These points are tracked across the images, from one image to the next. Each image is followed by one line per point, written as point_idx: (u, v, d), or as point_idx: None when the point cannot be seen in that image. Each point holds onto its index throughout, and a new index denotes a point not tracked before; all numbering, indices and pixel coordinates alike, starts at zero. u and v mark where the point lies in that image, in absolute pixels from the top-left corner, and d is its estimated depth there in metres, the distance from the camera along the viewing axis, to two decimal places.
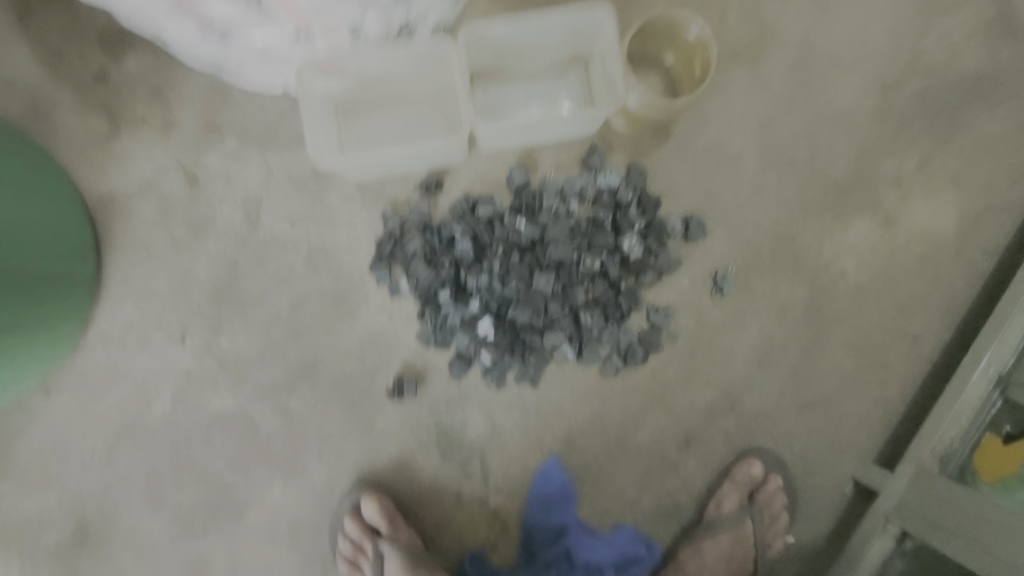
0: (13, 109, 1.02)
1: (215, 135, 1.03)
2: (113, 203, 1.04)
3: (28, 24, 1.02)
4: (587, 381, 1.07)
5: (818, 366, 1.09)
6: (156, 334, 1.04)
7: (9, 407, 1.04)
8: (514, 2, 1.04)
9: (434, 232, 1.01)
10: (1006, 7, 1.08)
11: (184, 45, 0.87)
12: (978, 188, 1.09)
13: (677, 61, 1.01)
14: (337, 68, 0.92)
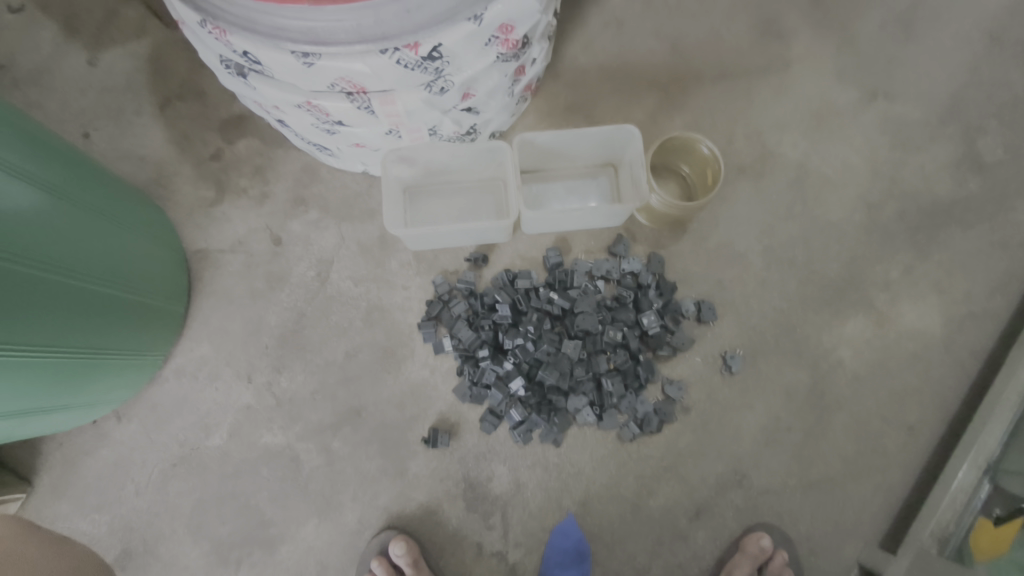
0: (141, 175, 1.24)
1: (301, 207, 1.23)
2: (207, 256, 1.22)
3: (167, 111, 1.27)
4: (606, 446, 1.16)
5: (822, 448, 1.16)
6: (224, 371, 1.18)
7: (83, 428, 1.15)
8: (556, 121, 1.28)
9: (478, 298, 1.16)
10: (973, 147, 1.28)
11: (295, 134, 1.09)
12: (962, 296, 1.23)
13: (692, 172, 1.21)
14: (413, 159, 1.13)
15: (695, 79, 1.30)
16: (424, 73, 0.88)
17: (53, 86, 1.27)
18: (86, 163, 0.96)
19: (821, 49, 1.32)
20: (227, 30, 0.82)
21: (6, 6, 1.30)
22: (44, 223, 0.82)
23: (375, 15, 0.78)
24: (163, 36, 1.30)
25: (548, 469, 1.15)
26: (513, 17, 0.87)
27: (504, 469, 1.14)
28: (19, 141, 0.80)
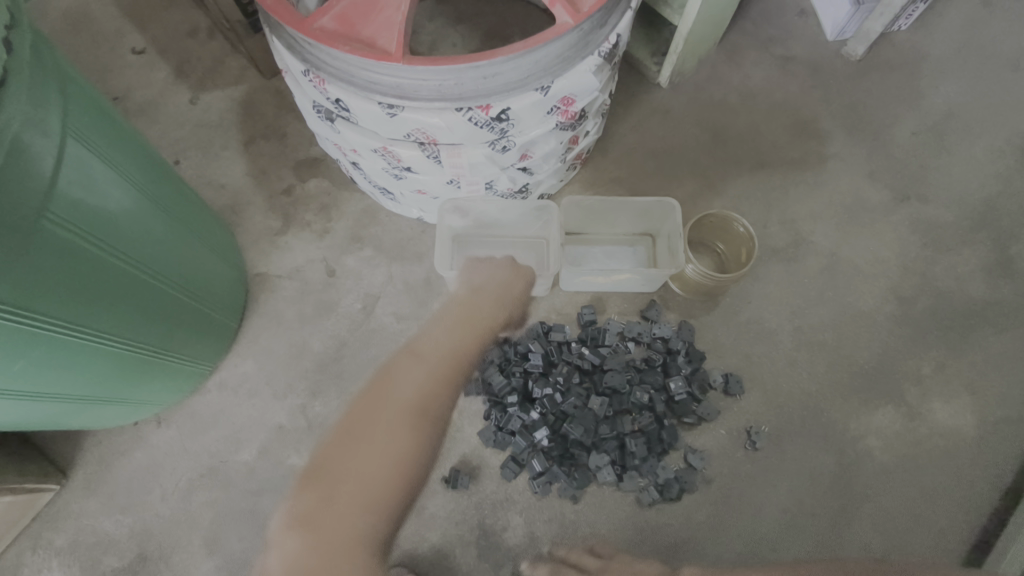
0: (219, 201, 1.36)
1: (357, 244, 1.32)
2: (265, 280, 1.30)
3: (251, 148, 1.41)
4: (624, 508, 1.15)
5: (846, 538, 1.14)
6: (263, 389, 1.23)
7: (124, 428, 1.21)
8: (602, 191, 1.37)
9: (512, 346, 1.20)
10: (1005, 254, 1.32)
11: (365, 177, 1.19)
12: (994, 398, 1.22)
13: (727, 249, 1.27)
14: (466, 210, 1.22)
15: (735, 165, 1.39)
16: (491, 131, 0.98)
17: (157, 118, 1.43)
18: (178, 180, 1.07)
19: (856, 149, 1.41)
20: (326, 80, 0.94)
21: (129, 49, 1.49)
22: (141, 225, 0.91)
23: (457, 78, 0.90)
24: (258, 85, 1.46)
25: (564, 524, 1.14)
26: (574, 91, 0.99)
27: (520, 520, 1.14)
28: (132, 152, 0.91)
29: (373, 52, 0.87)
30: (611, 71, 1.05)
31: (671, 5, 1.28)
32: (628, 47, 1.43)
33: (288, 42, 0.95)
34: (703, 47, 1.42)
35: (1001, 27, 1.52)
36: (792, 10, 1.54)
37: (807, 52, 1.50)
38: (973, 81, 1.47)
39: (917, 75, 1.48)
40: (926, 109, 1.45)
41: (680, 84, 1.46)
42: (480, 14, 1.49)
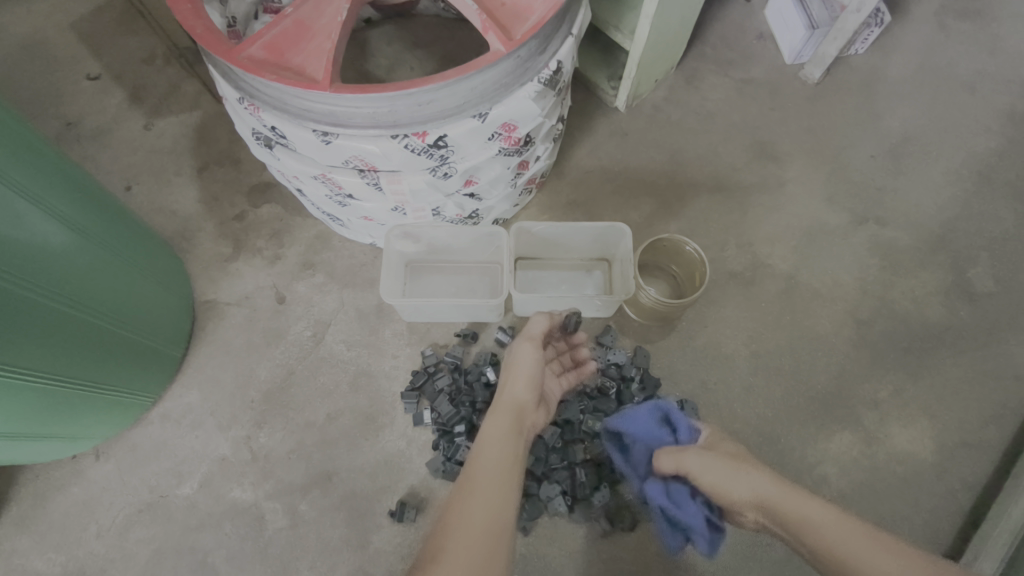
0: (170, 227, 1.34)
1: (308, 270, 1.30)
2: (214, 307, 1.28)
3: (204, 173, 1.39)
4: (575, 539, 1.12)
5: (803, 569, 1.11)
6: (208, 421, 1.20)
7: (62, 462, 1.17)
8: (557, 215, 1.36)
9: (462, 374, 1.20)
10: (963, 276, 1.31)
11: (312, 204, 1.18)
12: (954, 423, 1.20)
13: (681, 273, 1.26)
14: (417, 236, 1.20)
15: (692, 188, 1.39)
16: (430, 158, 0.97)
17: (110, 144, 1.42)
18: (123, 215, 1.05)
19: (813, 171, 1.41)
20: (260, 107, 0.93)
21: (86, 75, 1.48)
22: (69, 259, 0.90)
23: (390, 106, 0.89)
24: (214, 110, 1.45)
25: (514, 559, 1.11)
26: (515, 117, 0.97)
27: None
28: (64, 186, 0.89)
29: (302, 80, 0.87)
30: (555, 97, 1.04)
31: (622, 30, 1.26)
32: (585, 71, 1.43)
33: (223, 70, 0.94)
34: (660, 71, 1.43)
35: (956, 51, 1.53)
36: (750, 34, 1.55)
37: (765, 75, 1.51)
38: (929, 103, 1.48)
39: (874, 97, 1.48)
40: (883, 131, 1.45)
41: (637, 107, 1.46)
42: (439, 39, 1.50)
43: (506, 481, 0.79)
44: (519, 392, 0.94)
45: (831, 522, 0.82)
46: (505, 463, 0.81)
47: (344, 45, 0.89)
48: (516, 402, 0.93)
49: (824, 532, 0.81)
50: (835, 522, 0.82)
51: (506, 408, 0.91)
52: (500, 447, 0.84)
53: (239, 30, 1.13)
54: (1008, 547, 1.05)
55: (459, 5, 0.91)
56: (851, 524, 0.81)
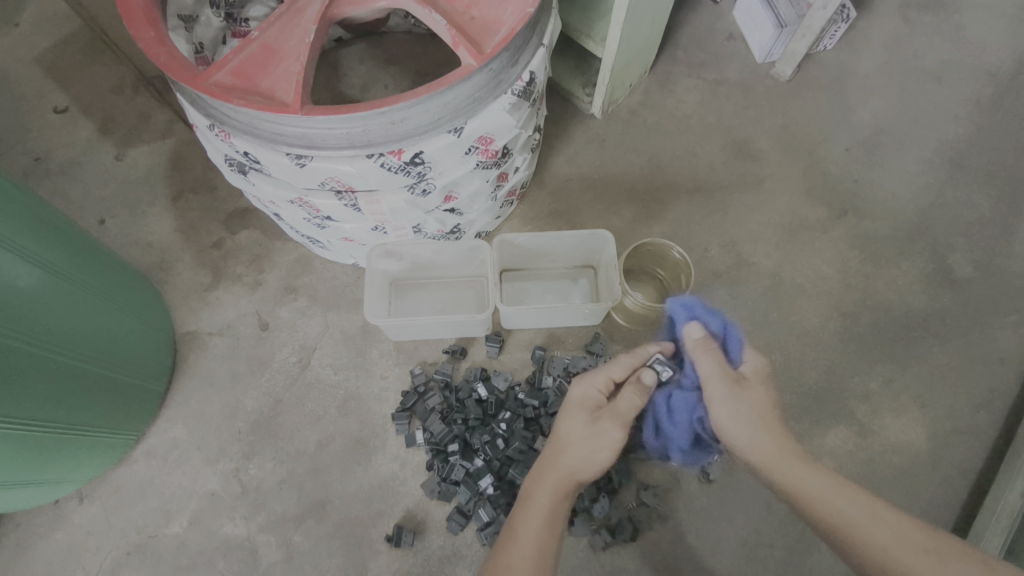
0: (146, 259, 1.32)
1: (291, 295, 1.28)
2: (195, 337, 1.25)
3: (179, 202, 1.37)
4: (578, 553, 1.10)
5: (807, 567, 1.11)
6: (195, 455, 1.17)
7: (44, 507, 1.13)
8: (540, 225, 1.36)
9: (453, 392, 1.18)
10: (943, 263, 1.32)
11: (291, 228, 1.16)
12: (945, 410, 1.21)
13: (667, 275, 1.26)
14: (399, 255, 1.19)
15: (672, 190, 1.39)
16: (408, 176, 0.96)
17: (81, 177, 1.39)
18: (99, 252, 1.03)
19: (791, 168, 1.42)
20: (231, 133, 0.91)
21: (53, 108, 1.45)
22: (38, 300, 0.87)
23: (363, 126, 0.88)
24: (186, 137, 1.43)
25: None
26: (491, 131, 0.96)
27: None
28: (37, 228, 0.87)
29: (272, 103, 0.86)
30: (531, 108, 1.03)
31: (593, 38, 1.27)
32: (560, 79, 1.43)
33: (190, 97, 0.93)
34: (634, 76, 1.43)
35: (922, 42, 1.56)
36: (720, 35, 1.56)
37: (737, 75, 1.52)
38: (899, 95, 1.50)
39: (845, 92, 1.50)
40: (855, 125, 1.47)
41: (613, 113, 1.46)
42: (411, 54, 1.49)
43: (544, 571, 0.78)
44: (588, 473, 0.85)
45: (831, 498, 0.81)
46: (545, 549, 0.79)
47: (313, 66, 0.89)
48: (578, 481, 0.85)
49: (827, 508, 0.81)
50: (834, 499, 0.81)
51: (566, 486, 0.84)
52: (548, 529, 0.81)
53: (207, 56, 1.11)
54: (1007, 531, 1.05)
55: (427, 21, 0.91)
56: (846, 492, 0.82)
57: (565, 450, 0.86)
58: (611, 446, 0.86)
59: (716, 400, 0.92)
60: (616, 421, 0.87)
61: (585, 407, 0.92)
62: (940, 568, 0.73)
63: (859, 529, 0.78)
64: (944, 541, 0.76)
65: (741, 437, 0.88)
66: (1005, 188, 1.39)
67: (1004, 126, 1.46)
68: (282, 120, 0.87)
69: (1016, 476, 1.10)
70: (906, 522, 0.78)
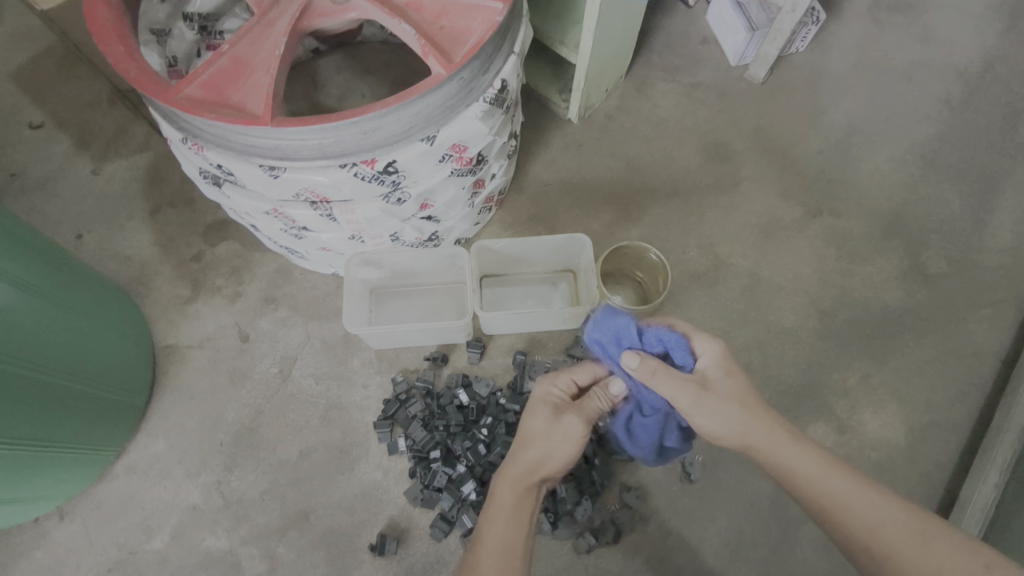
0: (125, 273, 1.31)
1: (271, 305, 1.28)
2: (175, 351, 1.25)
3: (157, 216, 1.37)
4: (562, 556, 1.10)
5: (790, 564, 1.12)
6: (176, 469, 1.16)
7: (23, 526, 1.12)
8: (519, 230, 1.36)
9: (435, 399, 1.18)
10: (917, 260, 1.34)
11: (269, 239, 1.16)
12: (921, 404, 1.22)
13: (646, 277, 1.27)
14: (379, 262, 1.20)
15: (650, 193, 1.40)
16: (382, 185, 0.96)
17: (58, 192, 1.38)
18: (76, 269, 1.02)
19: (766, 169, 1.44)
20: (204, 146, 0.91)
21: (28, 123, 1.45)
22: (13, 317, 0.86)
23: (335, 136, 0.88)
24: (164, 150, 1.43)
25: None
26: (464, 138, 0.97)
27: None
28: (14, 245, 0.87)
29: (243, 116, 0.86)
30: (504, 115, 1.04)
31: (566, 45, 1.28)
32: (536, 86, 1.44)
33: (163, 111, 0.93)
34: (609, 81, 1.45)
35: (891, 43, 1.59)
36: (694, 39, 1.58)
37: (712, 78, 1.54)
38: (871, 96, 1.52)
39: (817, 93, 1.53)
40: (829, 125, 1.49)
41: (590, 118, 1.48)
42: (389, 64, 1.50)
43: (513, 569, 0.78)
44: (551, 467, 0.88)
45: (819, 479, 0.81)
46: (513, 546, 0.80)
47: (284, 78, 0.89)
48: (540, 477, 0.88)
49: (815, 489, 0.81)
50: (826, 480, 0.81)
51: (528, 482, 0.86)
52: (514, 525, 0.82)
53: (181, 69, 1.11)
54: (983, 522, 1.07)
55: (397, 31, 0.91)
56: (837, 473, 0.82)
57: (527, 447, 0.89)
58: (573, 441, 0.88)
59: (696, 411, 0.86)
60: (578, 417, 0.89)
61: (551, 404, 0.93)
62: (924, 552, 0.74)
63: (846, 512, 0.79)
64: (933, 526, 0.76)
65: (726, 431, 0.86)
66: (975, 184, 1.42)
67: (974, 123, 1.49)
68: (253, 132, 0.87)
69: (991, 468, 1.11)
70: (896, 506, 0.78)
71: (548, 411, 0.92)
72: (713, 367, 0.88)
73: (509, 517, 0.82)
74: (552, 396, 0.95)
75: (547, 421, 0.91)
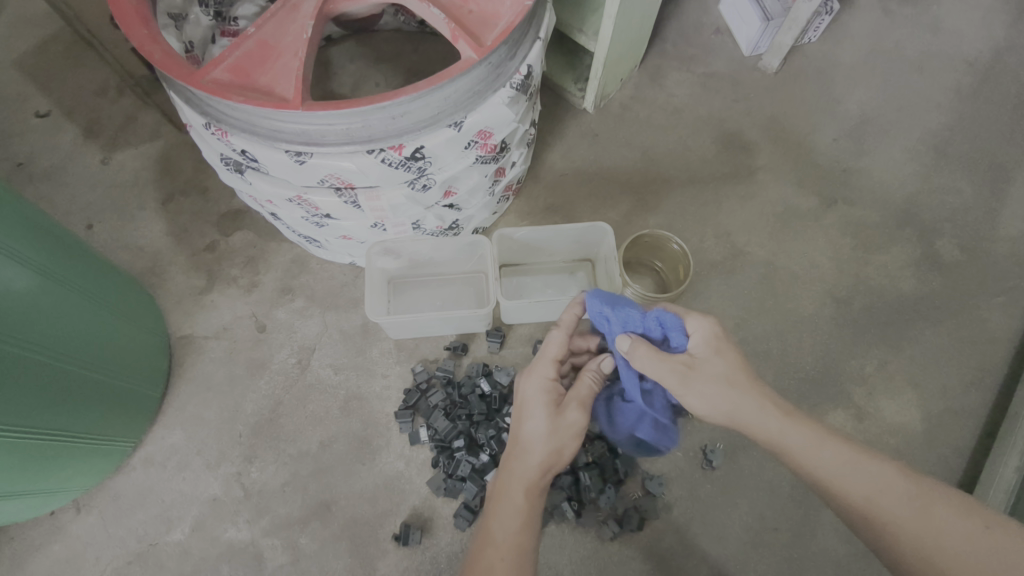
0: (138, 263, 1.29)
1: (287, 296, 1.27)
2: (191, 341, 1.23)
3: (170, 205, 1.35)
4: (585, 545, 1.10)
5: (812, 550, 1.12)
6: (195, 461, 1.15)
7: (40, 519, 1.11)
8: (536, 220, 1.36)
9: (456, 388, 1.18)
10: (931, 248, 1.35)
11: (288, 228, 1.15)
12: (938, 391, 1.24)
13: (665, 267, 1.27)
14: (397, 252, 1.19)
15: (667, 183, 1.40)
16: (408, 171, 0.95)
17: (67, 181, 1.36)
18: (93, 257, 1.01)
19: (781, 158, 1.44)
20: (229, 131, 0.90)
21: (35, 112, 1.42)
22: (32, 305, 0.85)
23: (363, 121, 0.87)
24: (174, 139, 1.41)
25: None
26: (490, 124, 0.96)
27: None
28: (32, 232, 0.85)
29: (270, 99, 0.85)
30: (528, 101, 1.04)
31: (585, 32, 1.28)
32: (551, 74, 1.44)
33: (185, 95, 0.91)
34: (624, 70, 1.44)
35: (902, 33, 1.59)
36: (707, 29, 1.58)
37: (726, 68, 1.54)
38: (883, 86, 1.53)
39: (830, 83, 1.53)
40: (842, 115, 1.49)
41: (605, 107, 1.47)
42: (402, 52, 1.48)
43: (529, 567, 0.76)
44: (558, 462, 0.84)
45: (814, 451, 0.75)
46: (525, 548, 0.77)
47: (311, 61, 0.88)
48: (549, 473, 0.83)
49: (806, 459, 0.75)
50: (812, 455, 0.75)
51: (541, 480, 0.82)
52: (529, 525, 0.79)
53: (198, 55, 1.10)
54: (1003, 506, 1.08)
55: (425, 15, 0.90)
56: (832, 446, 0.75)
57: (536, 443, 0.83)
58: (576, 435, 0.84)
59: (684, 393, 0.79)
60: (580, 407, 0.86)
61: (543, 393, 0.87)
62: (929, 520, 0.69)
63: (839, 481, 0.73)
64: (935, 490, 0.71)
65: (716, 410, 0.78)
66: (987, 173, 1.43)
67: (985, 113, 1.50)
68: (280, 115, 0.85)
69: (1010, 453, 1.13)
70: (893, 472, 0.73)
71: (541, 401, 0.86)
72: (701, 345, 0.81)
73: (526, 520, 0.79)
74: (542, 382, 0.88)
75: (542, 412, 0.85)
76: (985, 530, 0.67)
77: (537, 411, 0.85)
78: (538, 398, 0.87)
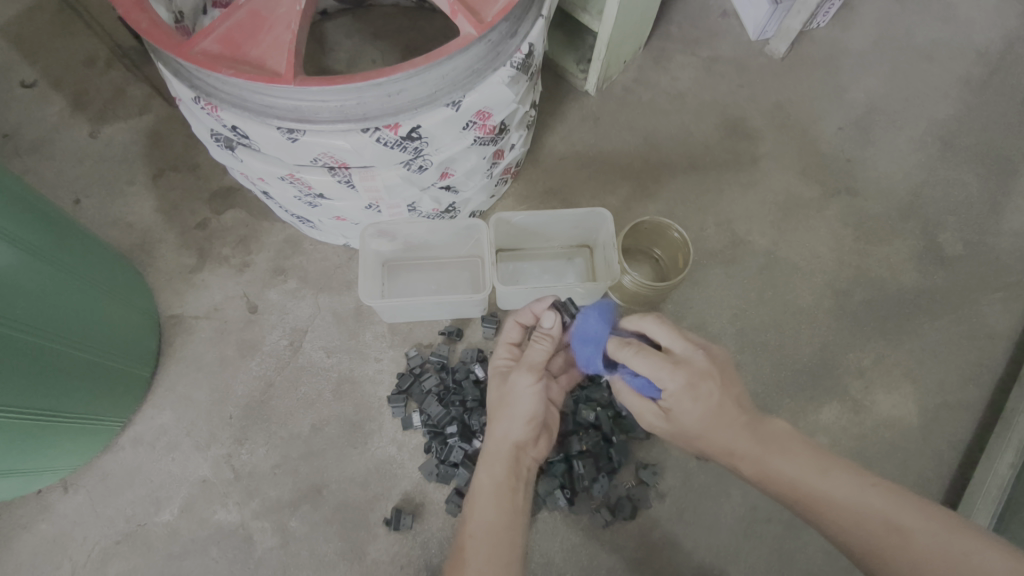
0: (127, 240, 1.27)
1: (280, 276, 1.25)
2: (181, 321, 1.21)
3: (160, 181, 1.32)
4: (577, 532, 1.10)
5: (803, 540, 1.12)
6: (184, 442, 1.14)
7: (27, 498, 1.09)
8: (535, 205, 1.33)
9: (450, 373, 1.16)
10: (934, 241, 1.34)
11: (281, 207, 1.12)
12: (935, 385, 1.23)
13: (664, 256, 1.25)
14: (392, 234, 1.16)
15: (668, 169, 1.38)
16: (404, 151, 0.92)
17: (54, 154, 1.33)
18: (83, 235, 0.99)
19: (785, 146, 1.41)
20: (218, 106, 0.87)
21: (21, 82, 1.38)
22: (24, 284, 0.84)
23: (358, 97, 0.84)
24: (165, 113, 1.37)
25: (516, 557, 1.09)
26: (489, 105, 0.93)
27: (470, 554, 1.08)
28: (26, 212, 0.84)
29: (262, 73, 0.83)
30: (528, 82, 1.01)
31: (589, 11, 1.25)
32: (553, 55, 1.40)
33: (174, 68, 0.88)
34: (628, 52, 1.41)
35: (912, 21, 1.56)
36: (713, 12, 1.54)
37: (731, 52, 1.50)
38: (890, 74, 1.50)
39: (837, 70, 1.50)
40: (848, 103, 1.47)
41: (607, 90, 1.44)
42: (400, 29, 1.44)
43: (503, 540, 0.74)
44: (517, 431, 0.84)
45: (794, 480, 0.72)
46: (498, 524, 0.76)
47: (305, 34, 0.84)
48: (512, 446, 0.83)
49: (786, 485, 0.72)
50: (808, 477, 0.72)
51: (503, 454, 0.83)
52: (497, 500, 0.78)
53: (188, 25, 1.06)
54: (996, 502, 1.08)
55: None
56: (816, 470, 0.72)
57: (491, 423, 0.85)
58: (528, 398, 0.83)
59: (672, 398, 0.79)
60: (522, 371, 0.84)
61: (502, 376, 0.89)
62: (917, 551, 0.64)
63: (820, 510, 0.70)
64: (930, 519, 0.65)
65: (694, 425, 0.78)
66: (994, 166, 1.41)
67: (993, 105, 1.47)
68: (273, 90, 0.83)
69: (1006, 448, 1.12)
70: (878, 501, 0.68)
71: (498, 386, 0.88)
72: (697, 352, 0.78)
73: (500, 498, 0.79)
74: (502, 367, 0.91)
75: (496, 393, 0.87)
76: (984, 562, 0.61)
77: (494, 396, 0.88)
78: (496, 384, 0.89)
